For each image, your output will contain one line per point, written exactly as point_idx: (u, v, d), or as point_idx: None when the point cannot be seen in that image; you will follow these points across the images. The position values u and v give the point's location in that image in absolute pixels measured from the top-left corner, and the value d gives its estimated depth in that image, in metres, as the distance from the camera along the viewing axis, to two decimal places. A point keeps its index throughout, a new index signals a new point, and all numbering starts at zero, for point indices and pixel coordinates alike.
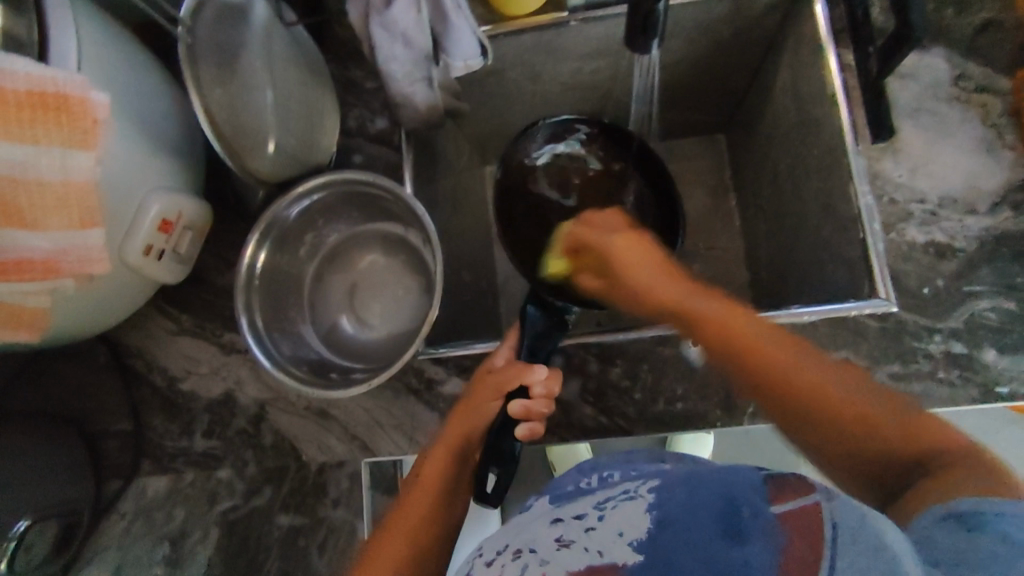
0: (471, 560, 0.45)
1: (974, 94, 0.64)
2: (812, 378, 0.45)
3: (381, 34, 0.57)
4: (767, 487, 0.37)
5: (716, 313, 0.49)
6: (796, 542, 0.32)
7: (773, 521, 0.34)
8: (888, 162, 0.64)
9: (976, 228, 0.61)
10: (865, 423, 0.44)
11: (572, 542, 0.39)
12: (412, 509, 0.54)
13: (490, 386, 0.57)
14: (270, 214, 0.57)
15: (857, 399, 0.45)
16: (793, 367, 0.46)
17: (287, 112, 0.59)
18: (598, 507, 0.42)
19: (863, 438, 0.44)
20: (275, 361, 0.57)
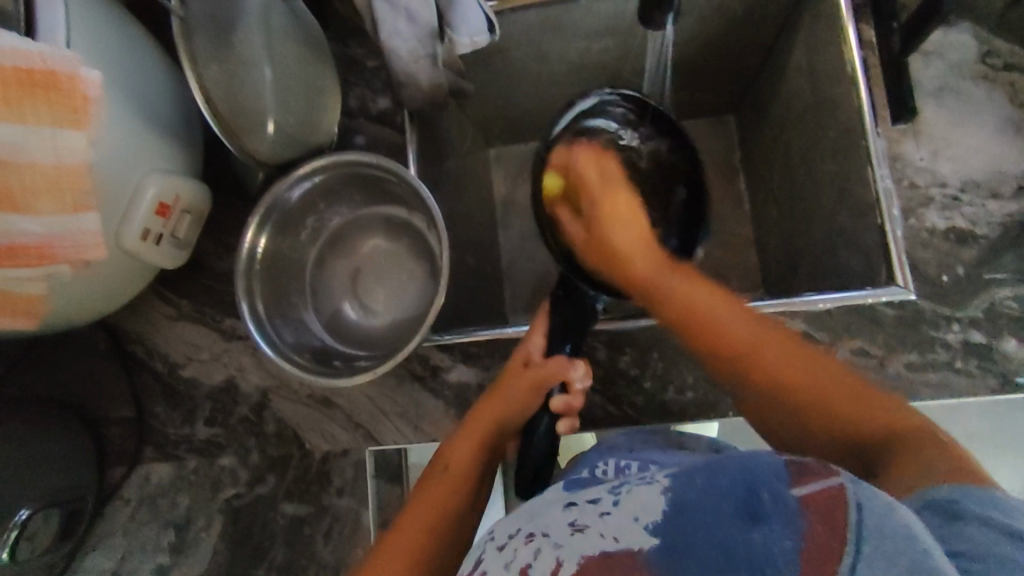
0: (482, 544, 0.44)
1: (1000, 73, 0.62)
2: (799, 372, 0.45)
3: (385, 9, 0.55)
4: (786, 471, 0.35)
5: (701, 299, 0.51)
6: (820, 530, 0.30)
7: (795, 505, 0.32)
8: (909, 144, 0.62)
9: (999, 213, 0.59)
10: (840, 410, 0.42)
11: (586, 527, 0.38)
12: (435, 494, 0.50)
13: (532, 378, 0.55)
14: (271, 197, 0.56)
15: (824, 382, 0.44)
16: (724, 323, 0.49)
17: (288, 92, 0.57)
18: (612, 491, 0.41)
19: (833, 421, 0.42)
20: (278, 349, 0.56)
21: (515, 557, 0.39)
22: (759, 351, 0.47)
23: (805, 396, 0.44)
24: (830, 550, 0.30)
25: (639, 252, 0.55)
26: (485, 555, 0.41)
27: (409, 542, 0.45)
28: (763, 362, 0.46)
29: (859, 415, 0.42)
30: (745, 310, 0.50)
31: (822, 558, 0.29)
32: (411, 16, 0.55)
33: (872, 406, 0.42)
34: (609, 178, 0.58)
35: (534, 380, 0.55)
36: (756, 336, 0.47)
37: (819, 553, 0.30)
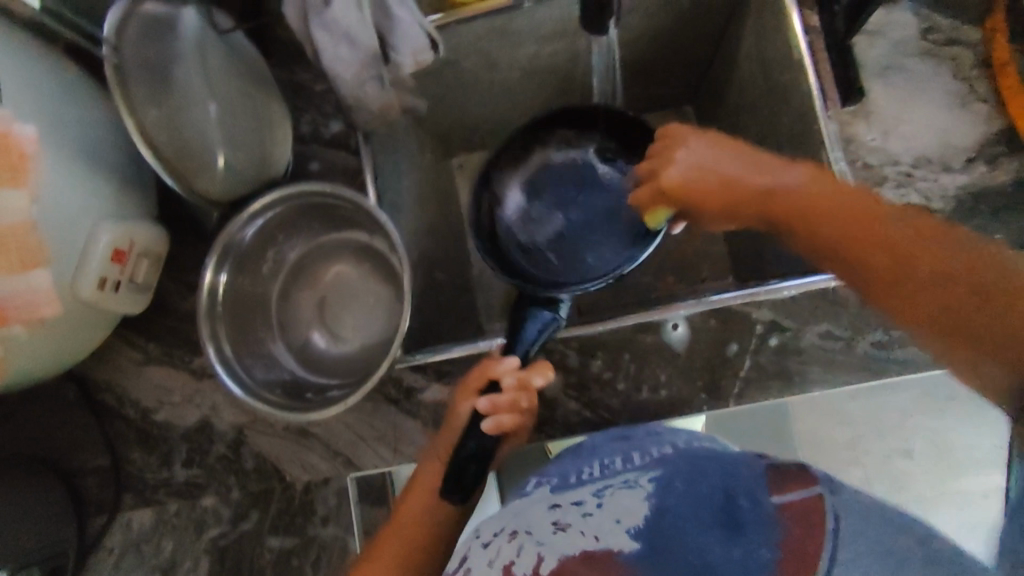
0: (469, 542, 0.45)
1: (943, 47, 0.62)
2: (1004, 256, 0.39)
3: (323, 35, 0.54)
4: (768, 479, 0.40)
5: (813, 189, 0.49)
6: (797, 532, 0.34)
7: (773, 511, 0.36)
8: (861, 125, 0.62)
9: (953, 186, 0.60)
10: (933, 272, 0.41)
11: (568, 525, 0.40)
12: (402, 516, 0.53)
13: (469, 383, 0.55)
14: (225, 237, 0.55)
15: (947, 254, 0.41)
16: (901, 235, 0.44)
17: (233, 125, 0.56)
18: (596, 494, 0.43)
19: (931, 280, 0.41)
20: (247, 389, 0.55)
21: (498, 553, 0.39)
22: (968, 279, 0.39)
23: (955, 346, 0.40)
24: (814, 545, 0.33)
25: (722, 154, 0.54)
26: (469, 555, 0.42)
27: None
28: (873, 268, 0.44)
29: (940, 254, 0.42)
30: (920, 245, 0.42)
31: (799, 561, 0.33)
32: (349, 41, 0.55)
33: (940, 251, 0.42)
34: (693, 149, 0.55)
35: (485, 394, 0.54)
36: (852, 224, 0.46)
37: (798, 555, 0.33)
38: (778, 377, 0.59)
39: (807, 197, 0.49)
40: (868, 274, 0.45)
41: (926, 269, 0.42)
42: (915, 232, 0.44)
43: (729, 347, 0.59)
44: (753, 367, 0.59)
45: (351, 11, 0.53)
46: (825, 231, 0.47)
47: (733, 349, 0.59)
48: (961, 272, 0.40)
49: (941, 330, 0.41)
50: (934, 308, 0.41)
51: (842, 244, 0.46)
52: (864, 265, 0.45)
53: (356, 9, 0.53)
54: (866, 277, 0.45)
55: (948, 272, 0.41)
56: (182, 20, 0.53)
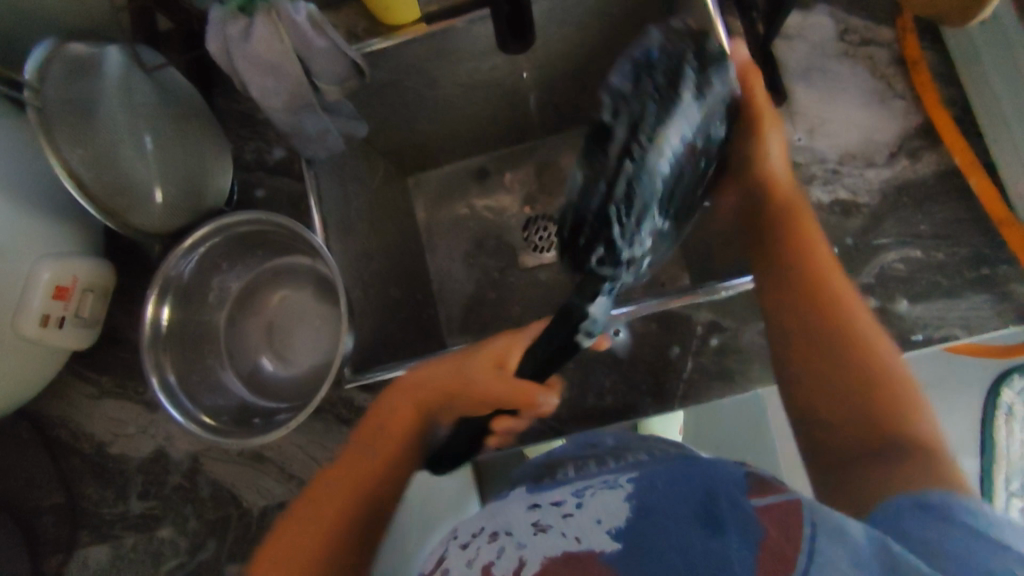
0: (446, 543, 0.46)
1: (860, 47, 0.64)
2: (873, 345, 0.48)
3: (247, 67, 0.56)
4: (746, 482, 0.40)
5: (809, 245, 0.53)
6: (775, 535, 0.35)
7: (753, 512, 0.37)
8: (786, 126, 0.64)
9: (876, 180, 0.61)
10: (865, 349, 0.48)
11: (550, 526, 0.41)
12: (356, 457, 0.53)
13: (483, 358, 0.53)
14: (164, 272, 0.56)
15: (871, 332, 0.49)
16: (856, 318, 0.49)
17: (168, 159, 0.57)
18: (575, 494, 0.44)
19: (858, 359, 0.48)
20: (190, 415, 0.55)
21: (477, 555, 0.41)
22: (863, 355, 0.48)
23: (875, 403, 0.46)
24: (787, 551, 0.34)
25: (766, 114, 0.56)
26: (447, 555, 0.43)
27: (318, 527, 0.49)
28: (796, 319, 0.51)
29: (889, 359, 0.48)
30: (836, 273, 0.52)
31: (777, 558, 0.33)
32: (276, 71, 0.56)
33: (889, 358, 0.48)
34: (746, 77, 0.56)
35: (485, 393, 0.51)
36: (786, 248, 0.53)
37: (772, 558, 0.33)
38: (719, 377, 0.59)
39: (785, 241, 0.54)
40: (796, 273, 0.52)
41: (835, 344, 0.49)
42: (878, 333, 0.49)
43: (671, 350, 0.60)
44: (695, 369, 0.60)
45: (273, 42, 0.54)
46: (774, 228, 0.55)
47: (675, 352, 0.60)
48: (858, 349, 0.48)
49: (848, 416, 0.46)
50: (824, 377, 0.48)
51: (812, 297, 0.51)
52: (796, 296, 0.51)
53: (276, 39, 0.54)
54: (804, 325, 0.50)
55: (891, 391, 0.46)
56: (106, 59, 0.55)
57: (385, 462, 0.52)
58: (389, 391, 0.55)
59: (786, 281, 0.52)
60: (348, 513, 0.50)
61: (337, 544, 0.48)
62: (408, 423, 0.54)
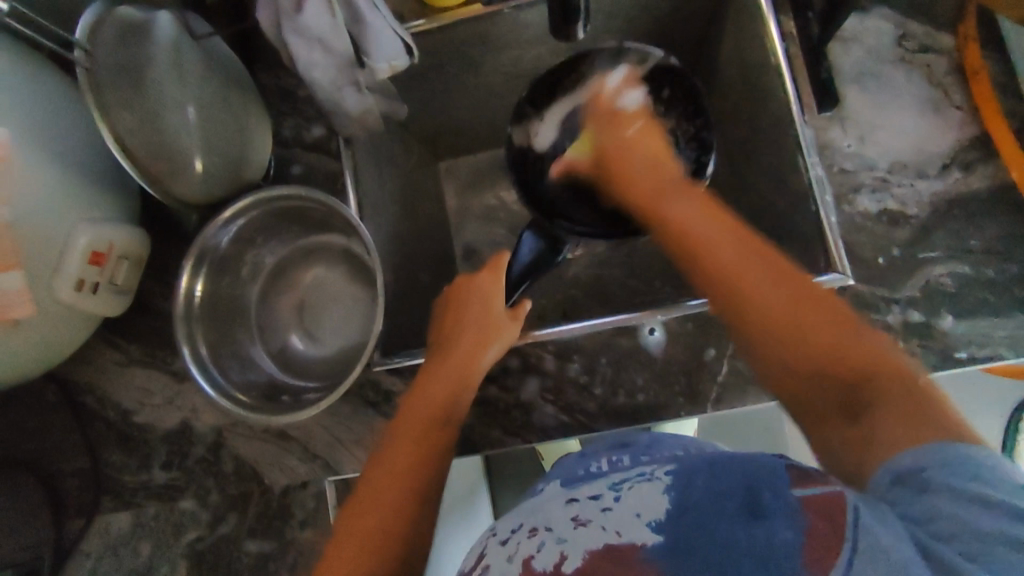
0: (483, 542, 0.44)
1: (917, 54, 0.63)
2: (796, 286, 0.44)
3: (298, 42, 0.55)
4: (790, 471, 0.38)
5: (688, 211, 0.49)
6: (822, 524, 0.33)
7: (795, 504, 0.35)
8: (836, 131, 0.62)
9: (927, 192, 0.60)
10: (790, 317, 0.42)
11: (589, 520, 0.39)
12: (409, 425, 0.52)
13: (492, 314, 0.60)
14: (200, 243, 0.55)
15: (788, 288, 0.43)
16: (759, 281, 0.44)
17: (212, 130, 0.57)
18: (613, 488, 0.42)
19: (801, 328, 0.42)
20: (221, 389, 0.55)
21: (517, 551, 0.39)
22: (813, 301, 0.43)
23: (824, 360, 0.40)
24: (833, 539, 0.32)
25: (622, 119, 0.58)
26: (486, 552, 0.41)
27: (394, 497, 0.46)
28: (750, 295, 0.44)
29: (813, 317, 0.42)
30: (719, 215, 0.49)
31: (824, 549, 0.32)
32: (325, 46, 0.55)
33: (816, 315, 0.42)
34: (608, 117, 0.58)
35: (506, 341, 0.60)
36: (692, 213, 0.48)
37: (821, 546, 0.32)
38: (754, 383, 0.59)
39: (672, 230, 0.49)
40: (691, 237, 0.47)
41: (780, 330, 0.42)
42: (773, 278, 0.44)
43: (706, 352, 0.60)
44: (730, 372, 0.59)
45: (324, 17, 0.53)
46: (642, 188, 0.53)
47: (710, 354, 0.59)
48: (787, 308, 0.43)
49: (838, 390, 0.39)
50: (784, 339, 0.42)
51: (730, 273, 0.45)
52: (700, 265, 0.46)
53: (328, 13, 0.53)
54: (728, 303, 0.45)
55: (830, 360, 0.40)
56: (157, 25, 0.54)
57: (448, 430, 0.52)
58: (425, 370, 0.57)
59: (699, 223, 0.48)
60: (413, 475, 0.48)
61: (412, 517, 0.46)
62: (460, 381, 0.55)
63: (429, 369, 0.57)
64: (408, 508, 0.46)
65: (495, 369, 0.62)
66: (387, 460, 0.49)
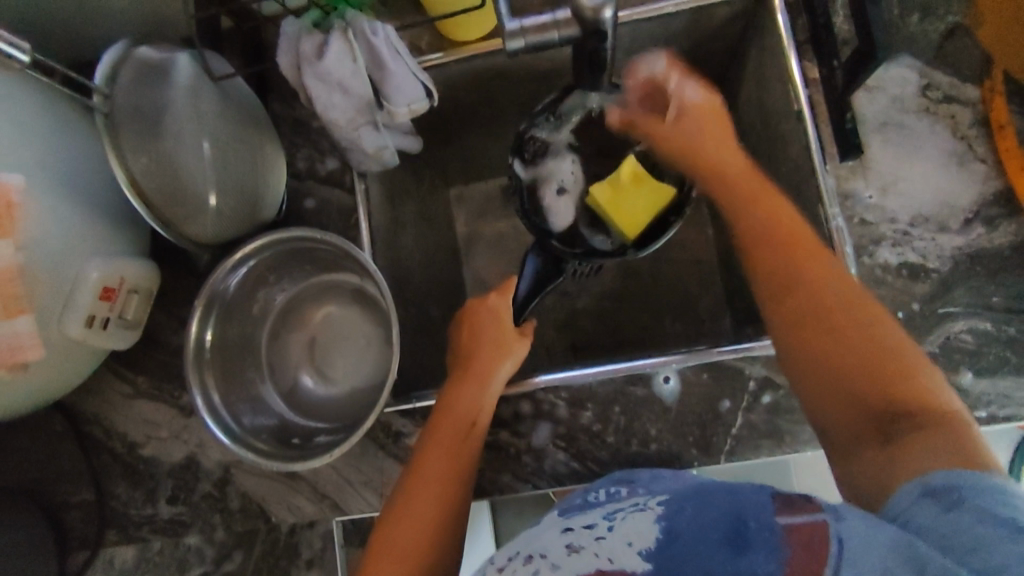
0: (483, 569, 0.45)
1: (942, 105, 0.62)
2: (819, 303, 0.47)
3: (317, 85, 0.55)
4: (773, 503, 0.38)
5: (759, 212, 0.52)
6: (801, 556, 0.34)
7: (781, 534, 0.36)
8: (858, 181, 0.62)
9: (949, 247, 0.59)
10: (828, 327, 0.45)
11: (582, 548, 0.39)
12: (435, 447, 0.54)
13: (496, 322, 0.61)
14: (208, 291, 0.54)
15: (825, 304, 0.46)
16: (806, 287, 0.47)
17: (226, 171, 0.56)
18: (607, 518, 0.42)
19: (836, 342, 0.45)
20: (235, 436, 0.54)
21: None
22: (866, 325, 0.45)
23: (870, 386, 0.43)
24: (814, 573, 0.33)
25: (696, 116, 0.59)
26: None
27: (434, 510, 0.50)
28: (790, 305, 0.47)
29: (849, 323, 0.45)
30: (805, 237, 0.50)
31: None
32: (345, 88, 0.55)
33: (865, 335, 0.44)
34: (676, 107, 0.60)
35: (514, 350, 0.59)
36: (762, 238, 0.51)
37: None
38: (770, 436, 0.58)
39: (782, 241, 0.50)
40: (769, 240, 0.50)
41: (815, 335, 0.46)
42: (828, 287, 0.47)
43: (721, 403, 0.59)
44: (745, 425, 0.58)
45: (346, 61, 0.54)
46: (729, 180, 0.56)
47: (726, 405, 0.59)
48: (824, 322, 0.46)
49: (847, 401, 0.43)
50: (825, 335, 0.45)
51: (778, 287, 0.49)
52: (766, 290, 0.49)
53: (350, 59, 0.54)
54: (776, 315, 0.48)
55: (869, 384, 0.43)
56: (176, 66, 0.54)
57: (471, 440, 0.54)
58: (449, 387, 0.57)
59: (774, 235, 0.51)
60: (448, 497, 0.51)
61: (447, 535, 0.50)
62: (481, 396, 0.56)
63: (450, 383, 0.58)
64: (442, 522, 0.50)
65: (506, 414, 0.61)
66: (419, 489, 0.51)
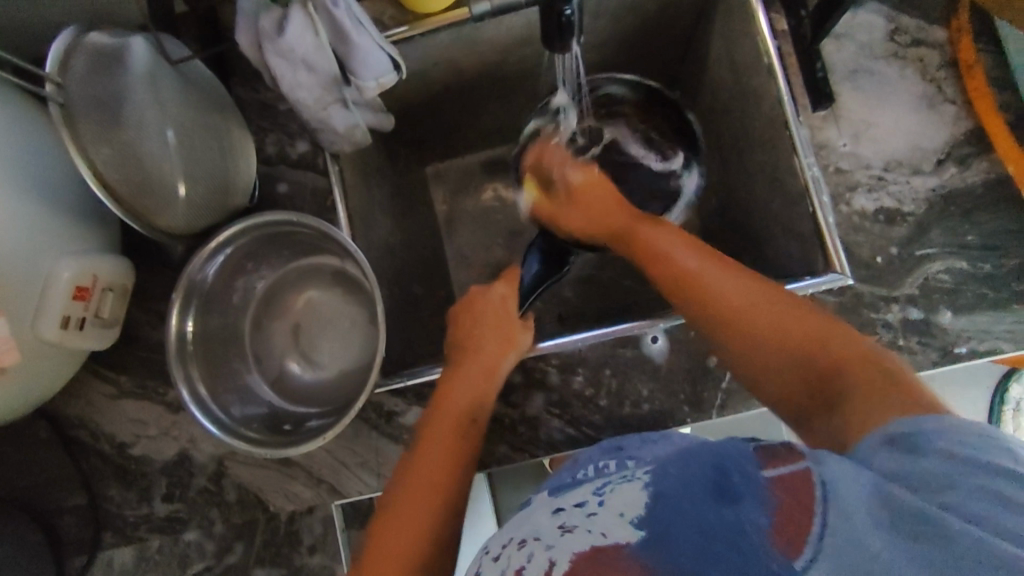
0: (479, 558, 0.42)
1: (910, 48, 0.63)
2: (741, 303, 0.49)
3: (279, 63, 0.53)
4: (756, 456, 0.39)
5: (664, 246, 0.55)
6: (791, 503, 0.34)
7: (766, 484, 0.36)
8: (831, 130, 0.62)
9: (923, 188, 0.60)
10: (754, 319, 0.48)
11: (575, 525, 0.38)
12: (433, 432, 0.53)
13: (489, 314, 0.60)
14: (185, 280, 0.54)
15: (747, 301, 0.49)
16: (720, 288, 0.50)
17: (194, 156, 0.55)
18: (596, 492, 0.40)
19: (768, 332, 0.48)
20: (226, 427, 0.53)
21: (508, 564, 0.38)
22: (806, 320, 0.47)
23: (811, 358, 0.45)
24: (804, 516, 0.33)
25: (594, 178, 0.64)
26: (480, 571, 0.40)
27: (423, 503, 0.47)
28: (722, 310, 0.50)
29: (780, 314, 0.48)
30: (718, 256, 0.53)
31: (795, 528, 0.32)
32: (309, 65, 0.54)
33: (788, 318, 0.47)
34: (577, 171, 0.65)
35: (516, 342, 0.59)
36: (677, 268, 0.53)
37: (792, 524, 0.33)
38: None
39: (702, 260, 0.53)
40: (671, 276, 0.53)
41: (751, 332, 0.48)
42: (738, 284, 0.50)
43: (710, 358, 0.59)
44: (734, 379, 0.59)
45: (306, 36, 0.52)
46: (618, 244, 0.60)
47: (714, 360, 0.59)
48: (750, 320, 0.48)
49: (791, 368, 0.46)
50: (769, 332, 0.48)
51: (695, 295, 0.51)
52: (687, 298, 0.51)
53: (310, 35, 0.52)
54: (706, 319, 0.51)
55: (806, 353, 0.46)
56: (131, 50, 0.52)
57: (470, 434, 0.53)
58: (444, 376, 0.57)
59: (681, 260, 0.53)
60: (447, 476, 0.49)
61: (446, 515, 0.47)
62: (476, 384, 0.56)
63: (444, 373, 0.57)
64: (440, 502, 0.48)
65: None
66: (413, 472, 0.49)
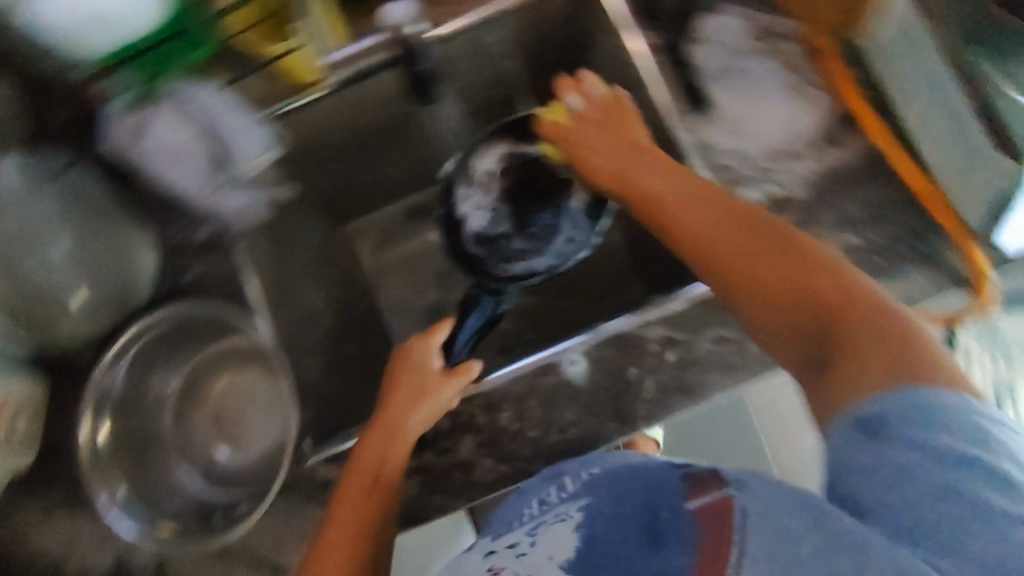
0: None
1: (772, 41, 0.65)
2: (744, 257, 0.49)
3: (157, 161, 0.59)
4: (683, 485, 0.42)
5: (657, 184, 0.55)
6: (711, 534, 0.37)
7: (689, 515, 0.39)
8: (709, 130, 0.64)
9: (805, 172, 0.62)
10: (751, 277, 0.48)
11: (504, 568, 0.43)
12: (349, 504, 0.53)
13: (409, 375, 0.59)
14: (92, 389, 0.56)
15: (746, 250, 0.49)
16: (713, 236, 0.50)
17: (83, 264, 0.56)
18: (529, 532, 0.45)
19: (762, 284, 0.47)
20: (147, 521, 0.56)
21: None
22: (803, 262, 0.47)
23: (809, 306, 0.45)
24: (719, 547, 0.36)
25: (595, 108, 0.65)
26: None
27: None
28: (719, 262, 0.49)
29: (773, 268, 0.47)
30: (716, 195, 0.52)
31: (713, 560, 0.36)
32: (184, 154, 0.59)
33: (779, 268, 0.47)
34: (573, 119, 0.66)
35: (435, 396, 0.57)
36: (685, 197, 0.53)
37: (711, 558, 0.36)
38: (681, 392, 0.59)
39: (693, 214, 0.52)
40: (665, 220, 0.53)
41: (747, 292, 0.48)
42: (735, 228, 0.50)
43: (628, 372, 0.60)
44: (655, 388, 0.59)
45: (172, 127, 0.58)
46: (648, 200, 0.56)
47: (633, 373, 0.59)
48: (746, 276, 0.48)
49: (784, 320, 0.46)
50: (760, 270, 0.48)
51: (691, 246, 0.51)
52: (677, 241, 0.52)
53: (177, 127, 0.58)
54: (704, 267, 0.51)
55: (799, 303, 0.45)
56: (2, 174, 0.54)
57: (384, 498, 0.53)
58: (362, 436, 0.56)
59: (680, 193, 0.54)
60: (365, 549, 0.51)
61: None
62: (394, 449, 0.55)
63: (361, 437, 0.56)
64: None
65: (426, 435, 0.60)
66: (333, 551, 0.50)
